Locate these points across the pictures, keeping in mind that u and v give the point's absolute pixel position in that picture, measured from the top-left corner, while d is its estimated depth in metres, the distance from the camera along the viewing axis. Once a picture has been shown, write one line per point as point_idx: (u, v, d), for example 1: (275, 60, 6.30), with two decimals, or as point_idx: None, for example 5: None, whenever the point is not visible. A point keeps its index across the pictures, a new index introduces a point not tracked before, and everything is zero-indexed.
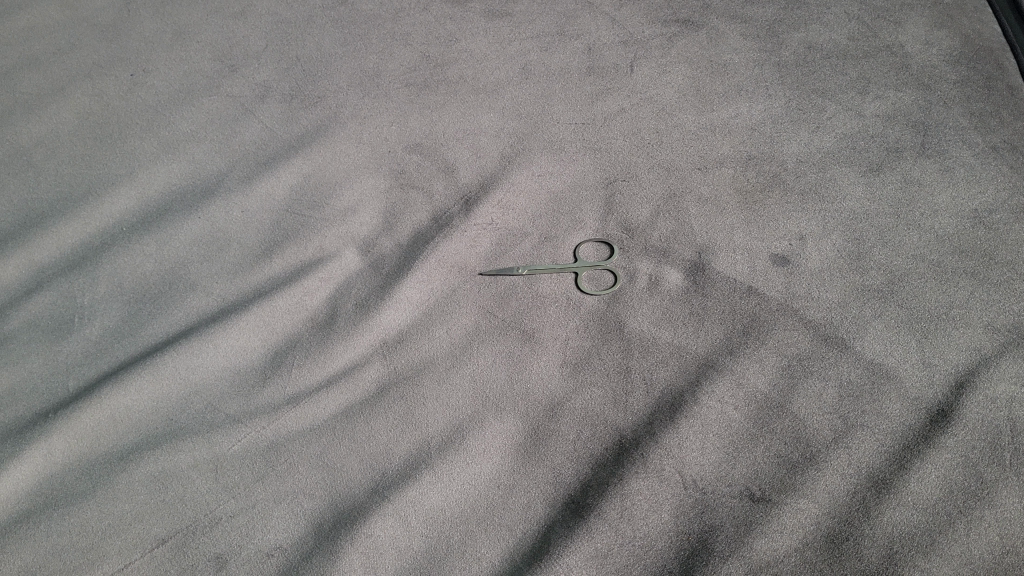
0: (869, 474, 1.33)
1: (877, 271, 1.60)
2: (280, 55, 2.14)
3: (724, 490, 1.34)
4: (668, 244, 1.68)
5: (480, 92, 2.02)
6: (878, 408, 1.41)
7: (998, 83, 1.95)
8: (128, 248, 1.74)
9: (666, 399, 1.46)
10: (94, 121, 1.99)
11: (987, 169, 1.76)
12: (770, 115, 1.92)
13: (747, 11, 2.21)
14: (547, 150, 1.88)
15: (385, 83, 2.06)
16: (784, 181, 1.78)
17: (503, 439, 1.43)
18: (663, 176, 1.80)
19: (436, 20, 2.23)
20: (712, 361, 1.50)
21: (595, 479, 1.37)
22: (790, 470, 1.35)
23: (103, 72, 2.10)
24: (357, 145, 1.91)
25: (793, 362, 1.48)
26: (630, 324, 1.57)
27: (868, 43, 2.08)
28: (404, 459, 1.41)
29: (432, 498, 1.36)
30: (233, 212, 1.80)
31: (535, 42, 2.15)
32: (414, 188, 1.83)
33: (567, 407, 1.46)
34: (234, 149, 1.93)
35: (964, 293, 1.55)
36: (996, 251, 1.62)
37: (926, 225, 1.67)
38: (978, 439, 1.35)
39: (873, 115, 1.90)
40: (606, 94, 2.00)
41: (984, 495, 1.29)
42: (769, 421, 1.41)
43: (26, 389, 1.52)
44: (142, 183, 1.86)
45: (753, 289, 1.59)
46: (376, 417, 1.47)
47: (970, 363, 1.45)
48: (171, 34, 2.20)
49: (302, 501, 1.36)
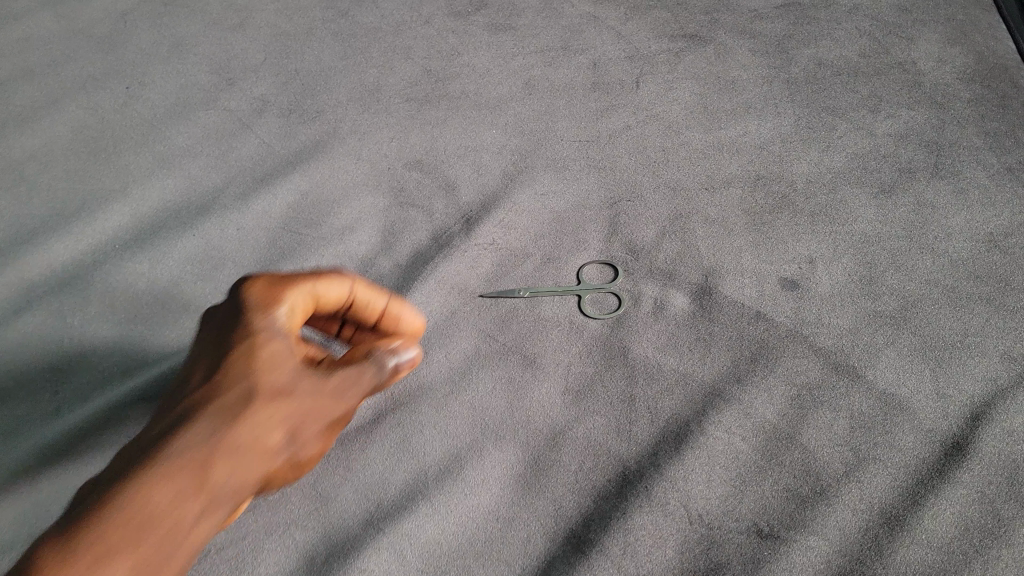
0: (881, 510, 1.29)
1: (889, 296, 1.56)
2: (279, 69, 2.09)
3: (731, 526, 1.29)
4: (675, 266, 1.64)
5: (482, 108, 1.98)
6: (890, 440, 1.37)
7: (1014, 101, 1.91)
8: (121, 266, 1.69)
9: (672, 429, 1.42)
10: (88, 135, 1.93)
11: (1002, 191, 1.72)
12: (779, 133, 1.88)
13: (755, 26, 2.17)
14: (550, 168, 1.83)
15: (386, 97, 2.02)
16: (793, 202, 1.73)
17: (503, 469, 1.39)
18: (669, 196, 1.76)
19: (438, 33, 2.19)
20: (718, 390, 1.45)
21: (598, 512, 1.33)
22: (799, 504, 1.30)
23: (99, 84, 2.05)
24: (356, 162, 1.87)
25: (803, 391, 1.44)
26: (635, 349, 1.52)
27: (880, 61, 2.04)
28: (401, 489, 1.37)
29: (430, 530, 1.32)
30: (229, 229, 1.75)
31: (538, 57, 2.10)
32: (414, 207, 1.78)
33: (569, 436, 1.42)
34: (230, 165, 1.88)
35: (979, 321, 1.52)
36: (1012, 277, 1.58)
37: (939, 248, 1.63)
38: (994, 473, 1.32)
39: (885, 134, 1.86)
40: (610, 111, 1.95)
41: (1001, 534, 1.25)
42: (777, 453, 1.37)
43: (12, 414, 1.47)
44: (137, 198, 1.81)
45: (761, 315, 1.55)
46: (372, 445, 1.43)
47: (986, 395, 1.42)
48: (168, 46, 2.16)
49: (294, 532, 1.32)
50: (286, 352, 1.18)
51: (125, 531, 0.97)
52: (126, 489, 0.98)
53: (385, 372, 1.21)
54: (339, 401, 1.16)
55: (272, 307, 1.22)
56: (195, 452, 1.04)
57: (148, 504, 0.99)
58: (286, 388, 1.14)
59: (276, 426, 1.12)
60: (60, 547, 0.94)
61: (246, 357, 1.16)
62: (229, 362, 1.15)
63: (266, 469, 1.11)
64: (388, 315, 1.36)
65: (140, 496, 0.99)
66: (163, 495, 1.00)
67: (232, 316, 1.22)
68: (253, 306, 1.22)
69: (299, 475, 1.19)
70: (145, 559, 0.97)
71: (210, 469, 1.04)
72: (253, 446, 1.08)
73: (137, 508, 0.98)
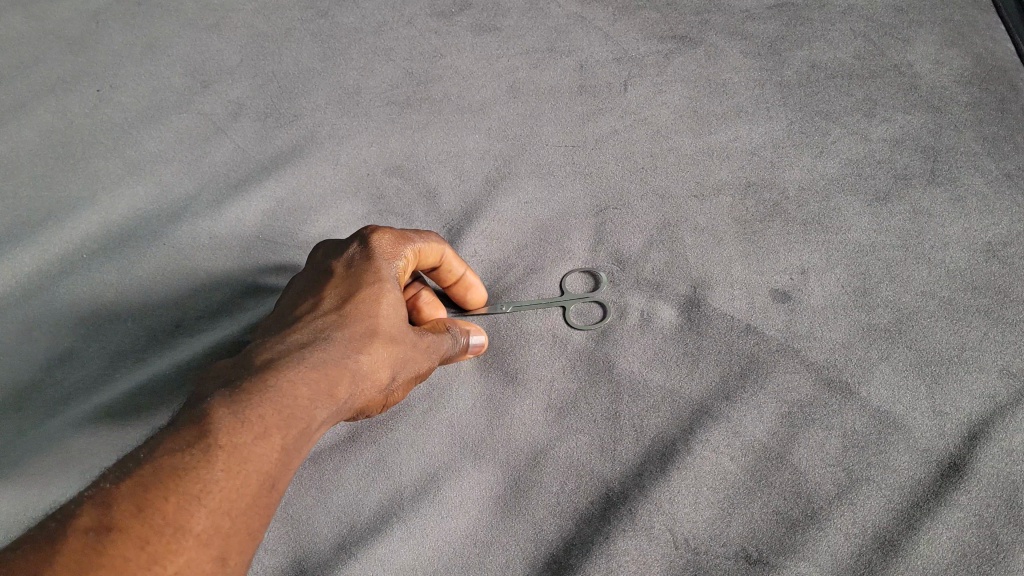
0: (875, 535, 1.24)
1: (884, 308, 1.51)
2: (255, 71, 2.03)
3: (718, 551, 1.24)
4: (662, 278, 1.59)
5: (466, 112, 1.92)
6: (885, 460, 1.31)
7: (1013, 105, 1.85)
8: (88, 276, 1.62)
9: (658, 448, 1.36)
10: (57, 140, 1.87)
11: (1001, 198, 1.67)
12: (770, 138, 1.82)
13: (747, 27, 2.11)
14: (535, 174, 1.78)
15: (367, 101, 1.95)
16: (785, 210, 1.68)
17: (482, 491, 1.33)
18: (657, 204, 1.70)
19: (421, 34, 2.13)
20: (706, 407, 1.40)
21: (580, 536, 1.27)
22: (789, 528, 1.25)
23: (70, 88, 1.99)
24: (334, 168, 1.81)
25: (794, 409, 1.38)
26: (620, 364, 1.47)
27: (875, 63, 1.98)
28: (375, 511, 1.32)
29: (403, 555, 1.26)
30: (201, 237, 1.69)
31: (523, 59, 2.04)
32: (393, 214, 1.72)
33: (551, 456, 1.36)
34: (204, 171, 1.82)
35: (977, 335, 1.46)
36: (1011, 288, 1.53)
37: (936, 258, 1.58)
38: (992, 496, 1.27)
39: (880, 139, 1.80)
40: (597, 115, 1.89)
41: (1001, 560, 1.20)
42: (767, 474, 1.31)
43: None
44: (106, 206, 1.74)
45: (751, 328, 1.49)
46: (346, 465, 1.37)
47: (984, 413, 1.36)
48: (142, 47, 2.10)
49: (262, 558, 1.26)
50: (400, 301, 1.33)
51: (280, 417, 1.08)
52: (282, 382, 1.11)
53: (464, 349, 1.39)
54: (428, 356, 1.32)
55: (393, 259, 1.35)
56: (334, 367, 1.18)
57: (298, 399, 1.11)
58: (401, 330, 1.29)
59: (391, 361, 1.25)
60: (230, 419, 1.04)
61: (371, 299, 1.29)
62: (360, 299, 1.29)
63: (373, 397, 1.24)
64: (462, 283, 1.49)
65: (291, 391, 1.11)
66: (306, 390, 1.12)
67: (356, 259, 1.35)
68: (378, 255, 1.35)
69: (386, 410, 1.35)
70: (290, 447, 1.08)
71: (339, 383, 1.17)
72: (371, 375, 1.22)
73: (290, 395, 1.10)
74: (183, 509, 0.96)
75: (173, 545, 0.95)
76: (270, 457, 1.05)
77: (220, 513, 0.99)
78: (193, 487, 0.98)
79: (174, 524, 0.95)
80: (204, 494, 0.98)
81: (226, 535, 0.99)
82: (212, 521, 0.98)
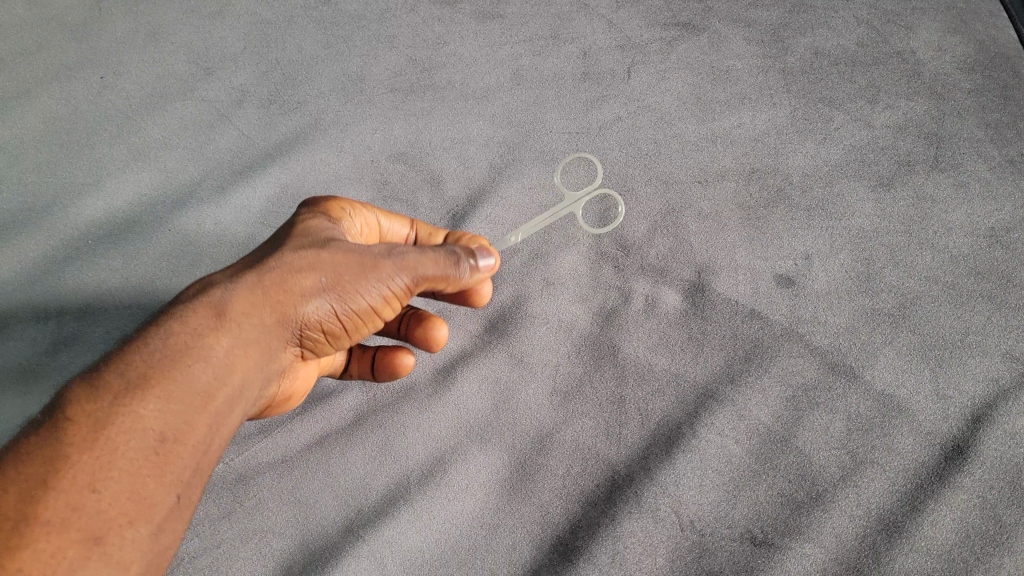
0: (879, 516, 1.25)
1: (888, 293, 1.51)
2: (259, 58, 2.03)
3: (723, 533, 1.25)
4: (667, 263, 1.59)
5: (469, 99, 1.92)
6: (889, 443, 1.32)
7: (1015, 92, 1.86)
8: (94, 262, 1.62)
9: (663, 432, 1.37)
10: (60, 126, 1.87)
11: (1004, 184, 1.68)
12: (774, 125, 1.82)
13: (750, 14, 2.11)
14: (539, 161, 1.78)
15: (370, 87, 1.95)
16: (789, 195, 1.68)
17: (488, 474, 1.34)
18: (661, 190, 1.71)
19: (424, 21, 2.13)
20: (711, 391, 1.40)
21: (586, 519, 1.28)
22: (794, 510, 1.26)
23: (73, 74, 1.98)
24: (338, 154, 1.81)
25: (798, 392, 1.39)
26: (625, 349, 1.47)
27: (878, 50, 1.99)
28: (382, 494, 1.32)
29: (410, 538, 1.27)
30: (206, 223, 1.69)
31: (527, 46, 2.04)
32: (398, 201, 1.73)
33: (556, 440, 1.37)
34: (208, 157, 1.82)
35: (980, 319, 1.47)
36: (1014, 273, 1.54)
37: (939, 244, 1.59)
38: (996, 478, 1.28)
39: (883, 125, 1.81)
40: (600, 101, 1.89)
41: (1004, 541, 1.21)
42: (773, 457, 1.32)
43: None
44: (110, 193, 1.75)
45: (756, 313, 1.50)
46: (353, 448, 1.37)
47: (987, 396, 1.37)
48: (144, 34, 2.09)
49: (271, 541, 1.27)
50: (326, 228, 1.30)
51: (149, 364, 1.07)
52: (157, 333, 1.10)
53: (452, 266, 1.27)
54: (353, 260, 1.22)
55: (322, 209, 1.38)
56: (223, 294, 1.16)
57: (176, 340, 1.10)
58: (316, 241, 1.25)
59: (300, 267, 1.20)
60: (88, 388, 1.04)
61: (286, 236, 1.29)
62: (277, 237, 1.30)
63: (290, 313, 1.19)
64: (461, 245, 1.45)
65: (170, 336, 1.10)
66: (185, 326, 1.11)
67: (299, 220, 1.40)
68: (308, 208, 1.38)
69: (360, 332, 1.30)
70: (160, 398, 1.06)
71: (228, 308, 1.15)
72: (276, 288, 1.18)
73: (167, 339, 1.10)
74: (30, 498, 0.95)
75: (15, 538, 0.92)
76: (139, 415, 1.04)
77: (74, 490, 0.97)
78: (44, 472, 0.97)
79: (20, 514, 0.93)
80: (55, 475, 0.97)
81: (95, 511, 0.97)
82: (70, 499, 0.96)
